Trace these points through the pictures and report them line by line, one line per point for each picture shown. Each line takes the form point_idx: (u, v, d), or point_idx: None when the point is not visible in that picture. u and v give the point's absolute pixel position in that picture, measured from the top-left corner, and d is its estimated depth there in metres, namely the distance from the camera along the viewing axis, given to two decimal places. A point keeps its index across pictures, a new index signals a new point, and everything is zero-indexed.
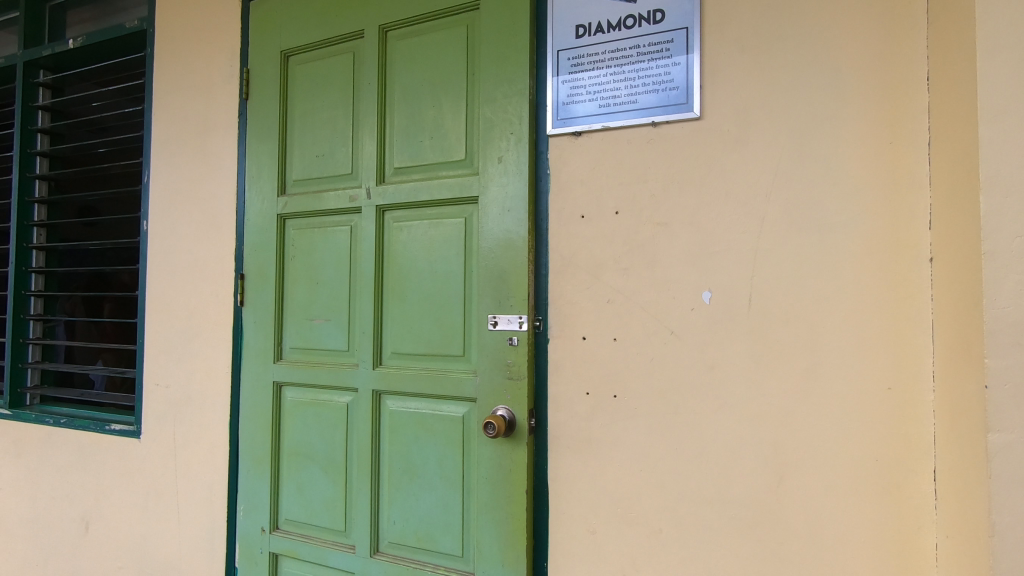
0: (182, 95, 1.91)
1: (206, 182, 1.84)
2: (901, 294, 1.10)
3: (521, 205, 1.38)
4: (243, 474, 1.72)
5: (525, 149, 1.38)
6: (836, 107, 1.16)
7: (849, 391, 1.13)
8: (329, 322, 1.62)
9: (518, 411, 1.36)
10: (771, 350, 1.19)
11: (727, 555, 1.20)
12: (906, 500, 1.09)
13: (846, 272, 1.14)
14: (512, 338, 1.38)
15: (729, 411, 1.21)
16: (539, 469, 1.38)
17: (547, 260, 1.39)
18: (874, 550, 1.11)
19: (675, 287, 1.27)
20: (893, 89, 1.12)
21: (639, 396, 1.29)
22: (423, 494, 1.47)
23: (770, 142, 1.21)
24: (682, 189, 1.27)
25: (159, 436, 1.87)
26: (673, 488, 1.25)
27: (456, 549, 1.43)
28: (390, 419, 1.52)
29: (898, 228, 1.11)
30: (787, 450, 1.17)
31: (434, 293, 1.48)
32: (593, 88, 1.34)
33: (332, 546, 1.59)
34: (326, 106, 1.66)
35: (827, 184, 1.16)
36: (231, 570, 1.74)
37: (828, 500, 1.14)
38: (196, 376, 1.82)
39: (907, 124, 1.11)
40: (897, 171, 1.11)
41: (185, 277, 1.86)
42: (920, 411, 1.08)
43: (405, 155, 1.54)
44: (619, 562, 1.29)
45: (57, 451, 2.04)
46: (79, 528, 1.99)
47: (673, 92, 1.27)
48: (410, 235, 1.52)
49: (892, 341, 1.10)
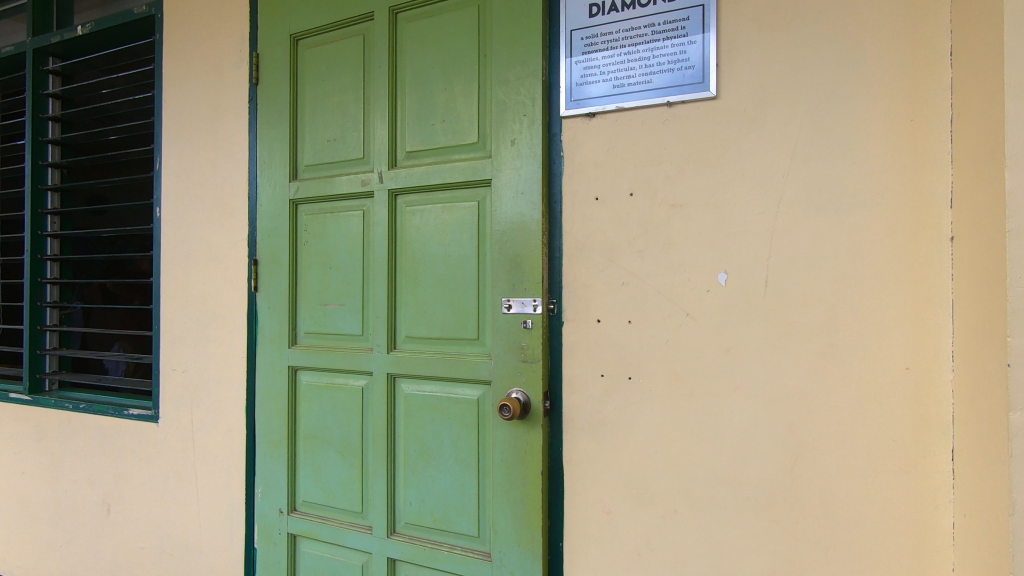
0: (193, 80, 1.90)
1: (218, 168, 1.84)
2: (921, 274, 1.09)
3: (534, 187, 1.37)
4: (260, 457, 1.75)
5: (538, 131, 1.37)
6: (856, 84, 1.14)
7: (867, 372, 1.12)
8: (343, 307, 1.63)
9: (533, 394, 1.37)
10: (788, 331, 1.18)
11: (743, 535, 1.21)
12: (924, 480, 1.09)
13: (865, 252, 1.13)
14: (527, 321, 1.38)
15: (745, 392, 1.21)
16: (554, 450, 1.39)
17: (561, 243, 1.38)
18: (890, 528, 1.11)
19: (691, 270, 1.26)
20: (916, 66, 1.10)
21: (654, 379, 1.29)
22: (438, 476, 1.49)
23: (788, 121, 1.19)
24: (698, 170, 1.26)
25: (177, 421, 1.89)
26: (688, 469, 1.26)
27: (472, 529, 1.45)
28: (405, 402, 1.53)
29: (919, 207, 1.09)
30: (803, 431, 1.17)
31: (448, 277, 1.48)
32: (606, 68, 1.33)
33: (349, 527, 1.61)
34: (337, 90, 1.65)
35: (845, 163, 1.14)
36: (250, 551, 1.77)
37: (844, 480, 1.14)
38: (212, 362, 1.84)
39: (929, 101, 1.09)
40: (918, 150, 1.10)
41: (199, 263, 1.87)
42: (939, 391, 1.08)
43: (417, 138, 1.53)
44: (634, 541, 1.30)
45: (77, 435, 2.07)
46: (101, 510, 2.03)
47: (689, 72, 1.26)
48: (422, 220, 1.52)
49: (911, 322, 1.10)
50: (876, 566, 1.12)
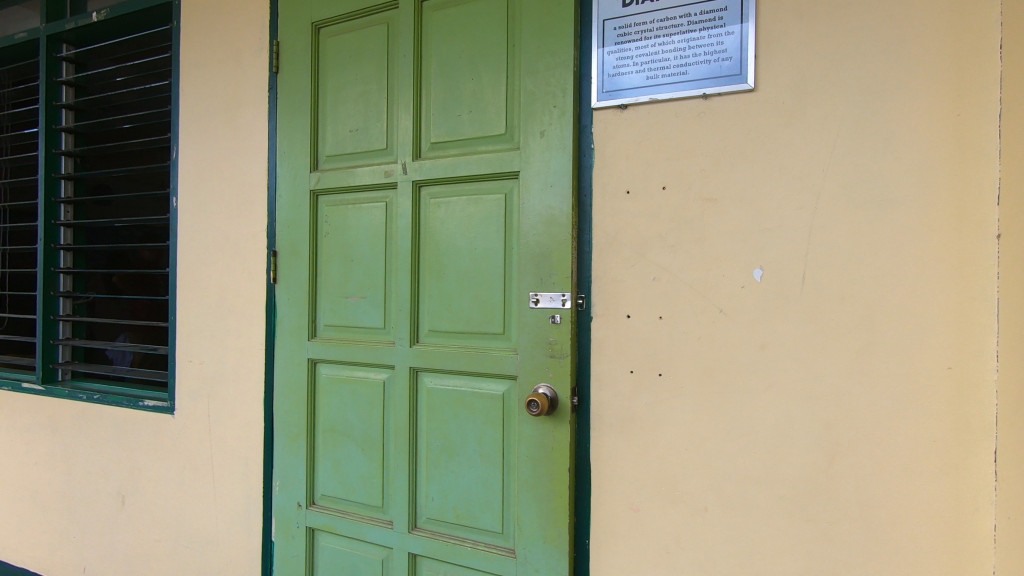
0: (212, 69, 1.88)
1: (237, 158, 1.82)
2: (964, 272, 1.07)
3: (564, 180, 1.35)
4: (279, 450, 1.73)
5: (569, 123, 1.35)
6: (900, 77, 1.12)
7: (906, 371, 1.11)
8: (365, 299, 1.61)
9: (560, 389, 1.35)
10: (825, 328, 1.16)
11: (775, 535, 1.20)
12: (964, 481, 1.07)
13: (906, 249, 1.11)
14: (555, 316, 1.36)
15: (780, 390, 1.19)
16: (581, 447, 1.37)
17: (590, 238, 1.36)
18: (928, 530, 1.09)
19: (725, 265, 1.24)
20: (962, 58, 1.07)
21: (685, 375, 1.27)
22: (462, 471, 1.47)
23: (828, 114, 1.16)
24: (734, 164, 1.24)
25: (194, 412, 1.88)
26: (720, 467, 1.24)
27: (495, 526, 1.44)
28: (428, 397, 1.51)
29: (964, 203, 1.07)
30: (840, 430, 1.15)
31: (473, 270, 1.46)
32: (640, 59, 1.30)
33: (369, 522, 1.60)
34: (360, 80, 1.62)
35: (887, 158, 1.12)
36: (267, 544, 1.76)
37: (881, 480, 1.12)
38: (230, 353, 1.82)
39: (977, 95, 1.07)
40: (964, 145, 1.07)
41: (217, 254, 1.85)
42: (981, 391, 1.06)
43: (442, 129, 1.51)
44: (662, 539, 1.29)
45: (92, 426, 2.06)
46: (116, 501, 2.02)
47: (726, 63, 1.23)
48: (448, 212, 1.50)
49: (954, 320, 1.08)
50: (914, 568, 1.10)
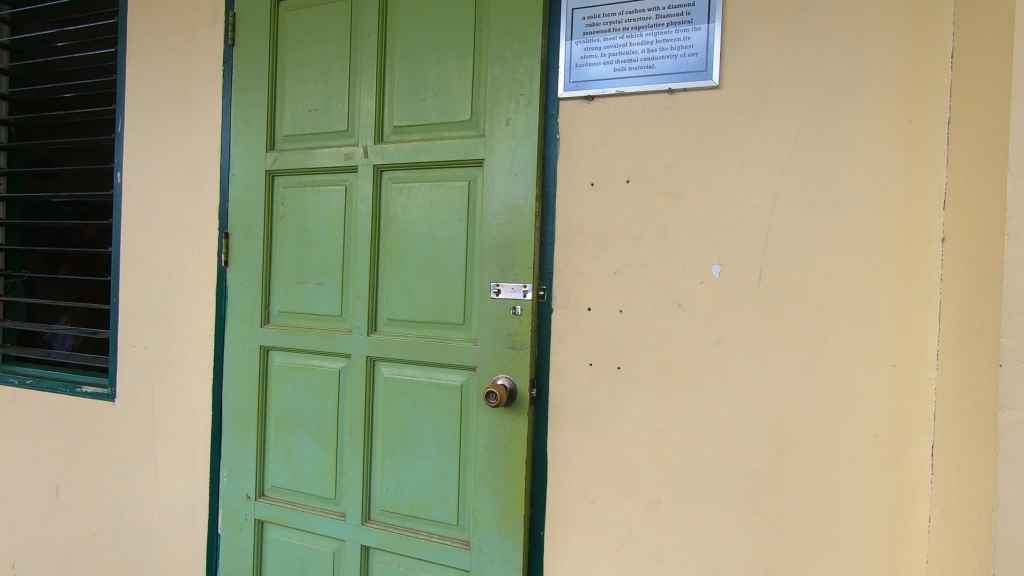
0: (162, 38, 1.78)
1: (188, 134, 1.73)
2: (910, 274, 1.11)
3: (528, 169, 1.34)
4: (227, 440, 1.67)
5: (534, 112, 1.33)
6: (858, 81, 1.14)
7: (854, 367, 1.14)
8: (321, 285, 1.56)
9: (519, 380, 1.34)
10: (779, 325, 1.19)
11: (725, 526, 1.22)
12: (903, 475, 1.11)
13: (858, 250, 1.14)
14: (516, 307, 1.35)
15: (734, 385, 1.22)
16: (538, 439, 1.37)
17: (553, 229, 1.35)
18: (868, 521, 1.14)
19: (686, 260, 1.25)
20: (917, 66, 1.11)
21: (643, 368, 1.28)
22: (418, 462, 1.45)
23: (789, 115, 1.18)
24: (696, 161, 1.24)
25: (136, 400, 1.79)
26: (674, 460, 1.26)
27: (450, 518, 1.42)
28: (384, 386, 1.48)
29: (913, 207, 1.11)
30: (790, 424, 1.18)
31: (434, 259, 1.43)
32: (608, 50, 1.29)
33: (321, 514, 1.56)
34: (321, 58, 1.56)
35: (843, 160, 1.15)
36: (212, 537, 1.70)
37: (827, 472, 1.16)
38: (177, 339, 1.74)
39: (928, 103, 1.10)
40: (915, 150, 1.11)
41: (164, 233, 1.76)
42: (923, 387, 1.10)
43: (406, 112, 1.47)
44: (616, 531, 1.30)
45: (24, 413, 1.95)
46: (49, 492, 1.92)
47: (692, 59, 1.24)
48: (409, 198, 1.46)
49: (899, 319, 1.12)
50: (854, 557, 1.15)
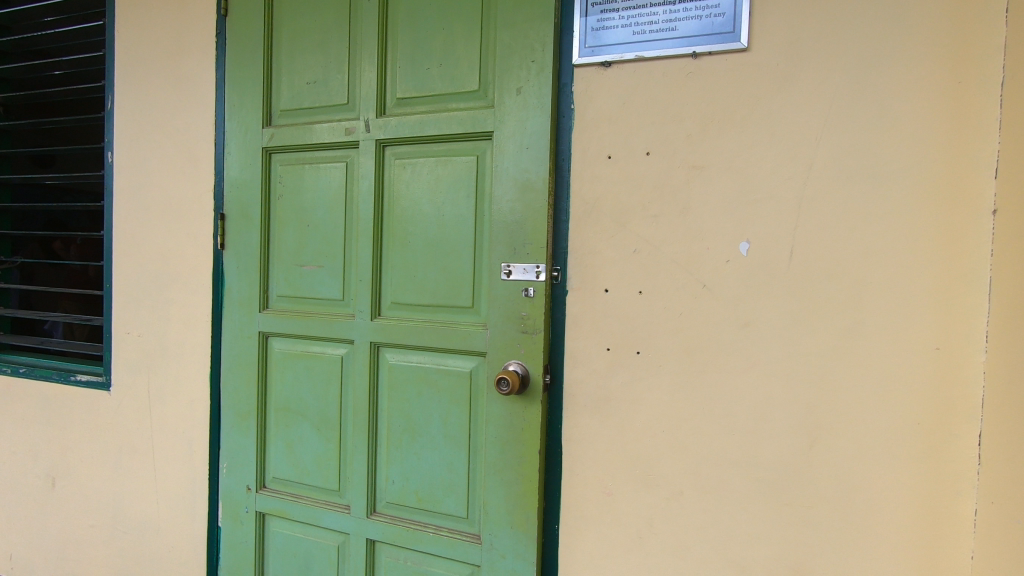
0: (152, 10, 1.68)
1: (180, 111, 1.65)
2: (956, 249, 1.03)
3: (541, 142, 1.25)
4: (227, 430, 1.60)
5: (547, 80, 1.24)
6: (899, 42, 1.05)
7: (893, 351, 1.06)
8: (322, 268, 1.48)
9: (532, 367, 1.27)
10: (812, 306, 1.11)
11: (751, 519, 1.15)
12: (946, 465, 1.04)
13: (898, 225, 1.05)
14: (528, 289, 1.27)
15: (762, 370, 1.14)
16: (552, 428, 1.30)
17: (568, 205, 1.27)
18: (907, 514, 1.06)
19: (710, 238, 1.17)
20: (967, 22, 1.01)
21: (664, 353, 1.20)
22: (425, 453, 1.38)
23: (823, 79, 1.09)
24: (722, 130, 1.16)
25: (132, 389, 1.72)
26: (697, 449, 1.18)
27: (459, 510, 1.36)
28: (389, 373, 1.41)
29: (959, 177, 1.02)
30: (822, 412, 1.10)
31: (440, 239, 1.35)
32: (626, 12, 1.20)
33: (324, 506, 1.50)
34: (319, 27, 1.47)
35: (883, 127, 1.06)
36: (213, 530, 1.64)
37: (863, 463, 1.09)
38: (173, 325, 1.67)
39: (978, 63, 1.01)
40: (963, 115, 1.02)
41: (157, 216, 1.68)
42: (969, 372, 1.02)
43: (410, 83, 1.38)
44: (635, 524, 1.23)
45: (18, 403, 1.89)
46: (45, 484, 1.86)
47: (719, 19, 1.15)
48: (414, 175, 1.38)
49: (943, 299, 1.03)
50: (891, 553, 1.08)
